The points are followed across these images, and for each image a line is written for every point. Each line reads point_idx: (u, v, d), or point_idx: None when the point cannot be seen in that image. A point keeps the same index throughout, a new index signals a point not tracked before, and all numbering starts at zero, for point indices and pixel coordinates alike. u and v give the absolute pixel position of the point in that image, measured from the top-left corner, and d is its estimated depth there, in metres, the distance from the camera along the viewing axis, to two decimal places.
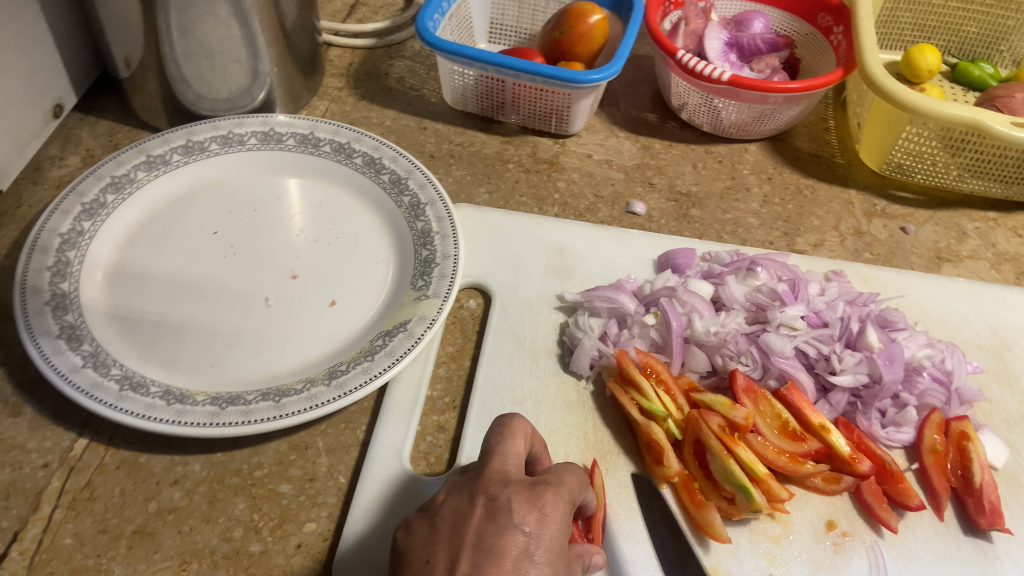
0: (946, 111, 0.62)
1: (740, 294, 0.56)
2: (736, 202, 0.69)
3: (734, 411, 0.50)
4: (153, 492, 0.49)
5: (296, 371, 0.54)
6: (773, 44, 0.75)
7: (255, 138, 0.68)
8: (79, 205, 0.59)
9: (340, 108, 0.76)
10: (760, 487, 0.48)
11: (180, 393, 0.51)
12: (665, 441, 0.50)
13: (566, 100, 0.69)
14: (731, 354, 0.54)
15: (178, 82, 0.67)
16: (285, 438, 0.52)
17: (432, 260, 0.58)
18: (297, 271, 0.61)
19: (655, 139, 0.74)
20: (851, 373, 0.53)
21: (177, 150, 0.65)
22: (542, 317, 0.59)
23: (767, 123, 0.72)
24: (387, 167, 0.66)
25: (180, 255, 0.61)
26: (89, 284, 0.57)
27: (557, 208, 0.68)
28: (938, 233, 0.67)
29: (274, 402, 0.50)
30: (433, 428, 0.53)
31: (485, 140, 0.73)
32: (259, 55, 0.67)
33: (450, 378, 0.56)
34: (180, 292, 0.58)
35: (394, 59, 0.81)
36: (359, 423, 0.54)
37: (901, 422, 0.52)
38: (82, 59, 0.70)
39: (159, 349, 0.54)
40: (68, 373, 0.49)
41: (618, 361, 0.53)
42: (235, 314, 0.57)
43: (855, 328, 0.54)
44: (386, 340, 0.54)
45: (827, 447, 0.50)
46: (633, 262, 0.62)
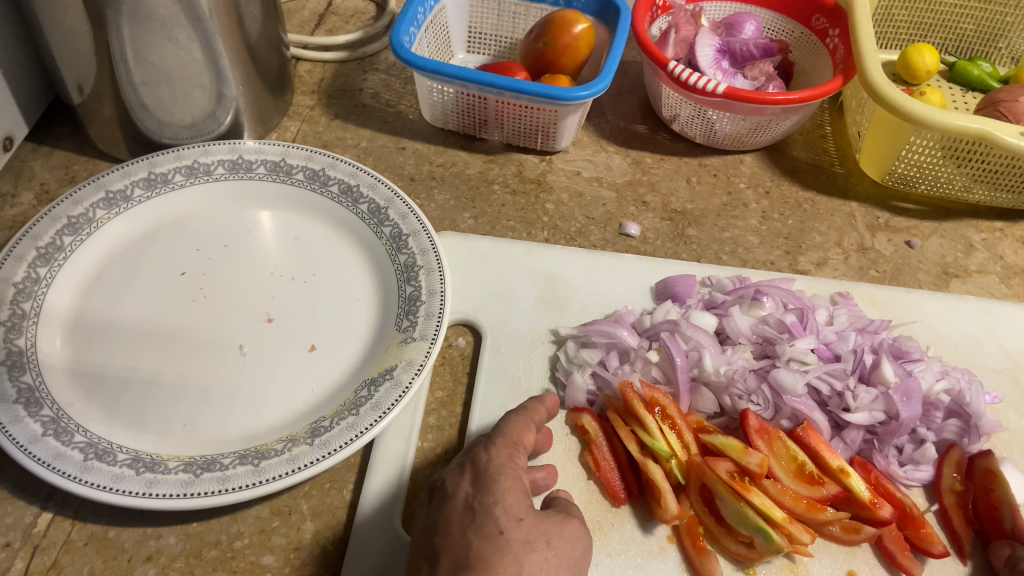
0: (952, 121, 0.59)
1: (746, 327, 0.53)
2: (734, 219, 0.66)
3: (747, 456, 0.47)
4: (125, 571, 0.45)
5: (276, 428, 0.50)
6: (767, 49, 0.71)
7: (222, 167, 0.63)
8: (34, 249, 0.55)
9: (313, 128, 0.71)
10: (778, 532, 0.45)
11: (151, 460, 0.47)
12: (663, 482, 0.47)
13: (552, 116, 0.65)
14: (740, 393, 0.51)
15: (138, 109, 0.62)
16: (266, 503, 0.48)
17: (417, 298, 0.55)
18: (272, 314, 0.57)
19: (646, 152, 0.71)
20: (867, 411, 0.50)
21: (139, 183, 0.61)
22: (536, 354, 0.56)
23: (763, 134, 0.68)
24: (366, 195, 0.61)
25: (145, 300, 0.57)
26: (47, 339, 0.53)
27: (547, 232, 0.64)
28: (944, 247, 0.65)
29: (253, 465, 0.47)
30: (425, 484, 0.50)
31: (467, 160, 0.69)
32: (224, 78, 0.63)
33: (442, 427, 0.53)
34: (146, 342, 0.54)
35: (368, 72, 0.76)
36: (346, 482, 0.50)
37: (920, 459, 0.50)
38: (32, 86, 0.65)
39: (126, 408, 0.50)
40: (27, 444, 0.45)
41: (622, 393, 0.50)
42: (208, 366, 0.53)
43: (868, 361, 0.52)
44: (371, 391, 0.50)
45: (846, 491, 0.47)
46: (630, 291, 0.59)
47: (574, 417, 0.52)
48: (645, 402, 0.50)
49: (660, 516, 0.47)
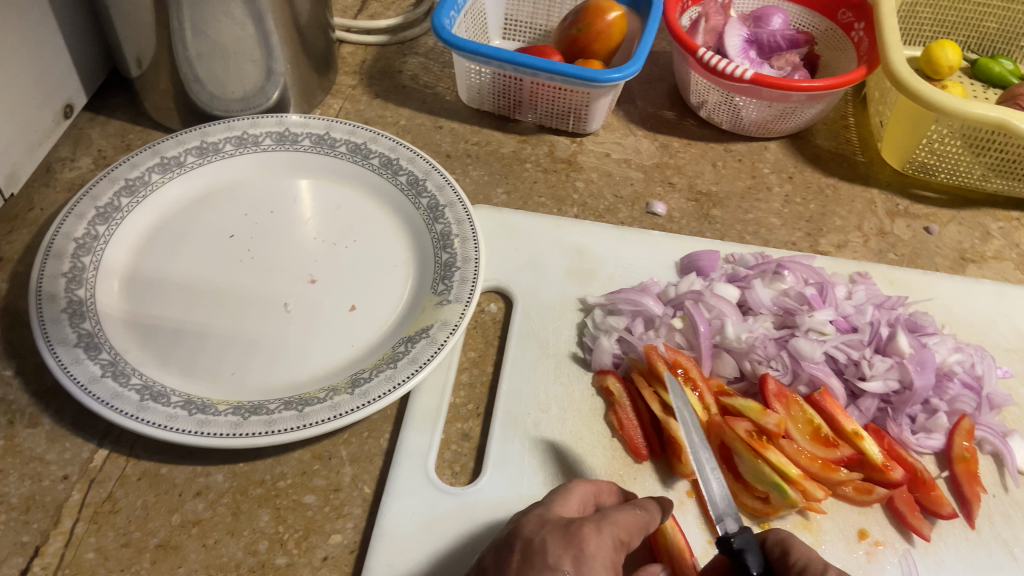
0: (974, 110, 0.61)
1: (767, 298, 0.56)
2: (757, 202, 0.68)
3: (765, 416, 0.49)
4: (176, 504, 0.48)
5: (319, 379, 0.53)
6: (793, 40, 0.74)
7: (270, 139, 0.66)
8: (94, 208, 0.58)
9: (354, 106, 0.74)
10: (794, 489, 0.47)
11: (202, 403, 0.50)
12: (686, 439, 0.49)
13: (585, 99, 0.68)
14: (761, 359, 0.53)
15: (191, 82, 0.66)
16: (307, 448, 0.51)
17: (453, 264, 0.58)
18: (315, 276, 0.60)
19: (673, 137, 0.73)
20: (882, 379, 0.52)
21: (191, 151, 0.64)
22: (564, 320, 0.58)
23: (788, 122, 0.71)
24: (405, 168, 0.64)
25: (196, 259, 0.60)
26: (105, 291, 0.56)
27: (576, 209, 0.67)
28: (962, 234, 0.67)
29: (298, 411, 0.49)
30: (457, 436, 0.53)
31: (501, 139, 0.72)
32: (273, 54, 0.66)
33: (474, 384, 0.55)
34: (197, 298, 0.57)
35: (407, 55, 0.79)
36: (383, 432, 0.53)
37: (932, 428, 0.52)
38: (92, 58, 0.69)
39: (178, 357, 0.54)
40: (88, 384, 0.49)
41: (646, 356, 0.52)
42: (255, 322, 0.57)
43: (884, 333, 0.54)
44: (409, 347, 0.53)
45: (859, 454, 0.50)
46: (656, 265, 0.62)
47: (599, 379, 0.55)
48: (668, 364, 0.52)
49: (680, 470, 0.49)
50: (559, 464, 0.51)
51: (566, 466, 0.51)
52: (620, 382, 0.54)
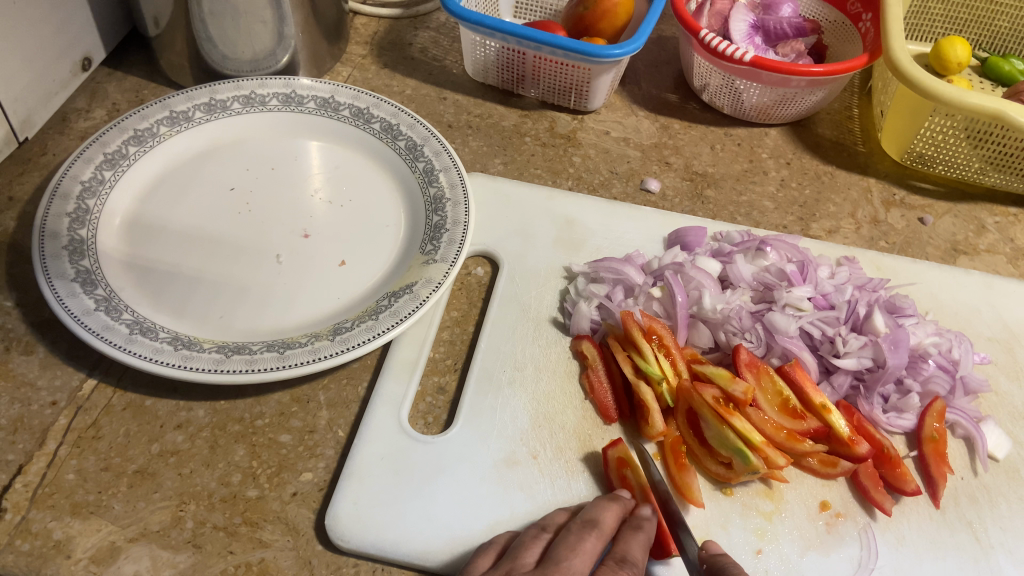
0: (973, 100, 0.61)
1: (748, 274, 0.56)
2: (752, 184, 0.69)
3: (733, 384, 0.50)
4: (157, 435, 0.50)
5: (303, 326, 0.55)
6: (799, 28, 0.74)
7: (276, 100, 0.68)
8: (102, 154, 0.60)
9: (363, 75, 0.76)
10: (756, 456, 0.47)
11: (188, 340, 0.52)
12: (654, 402, 0.50)
13: (586, 75, 0.69)
14: (735, 331, 0.53)
15: (205, 41, 0.68)
16: (287, 390, 0.53)
17: (442, 226, 0.59)
18: (309, 231, 0.61)
19: (674, 119, 0.74)
20: (855, 356, 0.52)
21: (200, 107, 0.66)
22: (548, 286, 0.59)
23: (789, 108, 0.71)
24: (404, 133, 0.66)
25: (197, 209, 0.62)
26: (106, 232, 0.58)
27: (571, 182, 0.68)
28: (956, 226, 0.66)
29: (279, 353, 0.51)
30: (433, 389, 0.54)
31: (503, 113, 0.73)
32: (284, 17, 0.68)
33: (454, 341, 0.57)
34: (194, 245, 0.59)
35: (419, 29, 0.81)
36: (361, 380, 0.54)
37: (903, 408, 0.52)
38: (111, 15, 0.71)
39: (171, 298, 0.55)
40: (81, 315, 0.50)
41: (623, 321, 0.53)
42: (247, 269, 0.58)
43: (862, 312, 0.54)
44: (392, 301, 0.54)
45: (826, 427, 0.50)
46: (643, 239, 0.62)
47: (576, 344, 0.56)
48: (643, 330, 0.53)
49: (646, 432, 0.50)
50: (530, 421, 0.52)
51: (537, 423, 0.52)
52: (595, 347, 0.54)
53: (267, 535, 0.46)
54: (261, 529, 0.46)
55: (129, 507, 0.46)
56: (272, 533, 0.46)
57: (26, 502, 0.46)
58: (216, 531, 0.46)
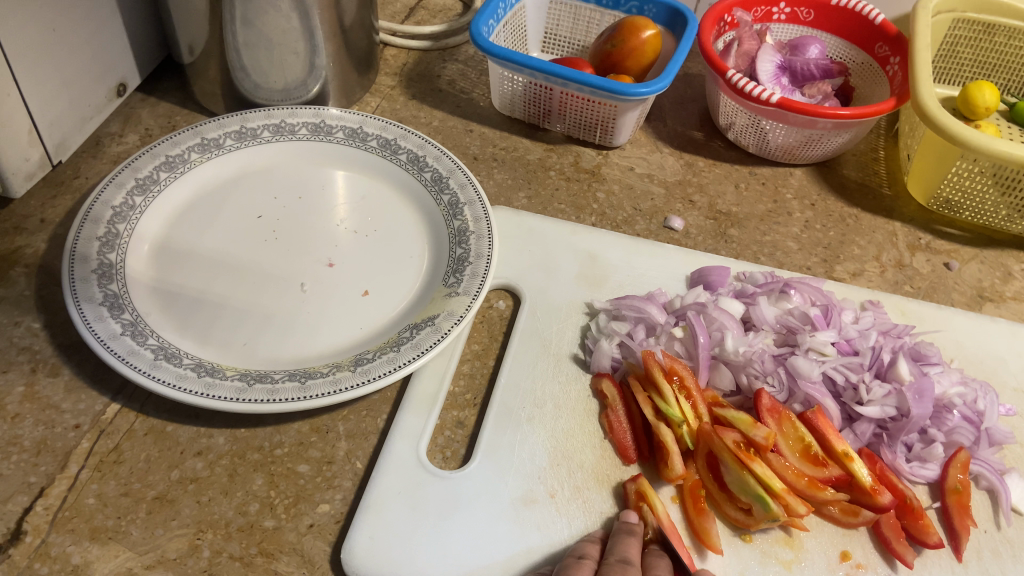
0: (1001, 148, 0.61)
1: (771, 316, 0.56)
2: (776, 225, 0.68)
3: (755, 429, 0.49)
4: (177, 461, 0.50)
5: (325, 355, 0.55)
6: (827, 70, 0.74)
7: (306, 129, 0.69)
8: (133, 179, 0.62)
9: (391, 105, 0.77)
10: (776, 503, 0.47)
11: (211, 367, 0.52)
12: (673, 445, 0.50)
13: (612, 111, 0.69)
14: (757, 374, 0.53)
15: (237, 70, 0.69)
16: (307, 420, 0.53)
17: (466, 258, 0.59)
18: (334, 260, 0.62)
19: (699, 157, 0.74)
20: (879, 405, 0.52)
21: (231, 135, 0.67)
22: (569, 322, 0.59)
23: (814, 149, 0.71)
24: (431, 165, 0.66)
25: (225, 235, 0.63)
26: (135, 257, 0.59)
27: (594, 218, 0.68)
28: (982, 272, 0.66)
29: (300, 383, 0.51)
30: (452, 423, 0.54)
31: (529, 146, 0.74)
32: (317, 48, 0.69)
33: (474, 375, 0.57)
34: (221, 271, 0.60)
35: (447, 62, 0.82)
36: (381, 412, 0.54)
37: (927, 457, 0.51)
38: (148, 42, 0.73)
39: (196, 323, 0.56)
40: (107, 340, 0.51)
41: (644, 361, 0.53)
42: (273, 297, 0.59)
43: (886, 359, 0.54)
44: (413, 333, 0.55)
45: (848, 475, 0.49)
46: (666, 276, 0.62)
47: (596, 382, 0.55)
48: (664, 371, 0.53)
49: (665, 474, 0.50)
50: (548, 459, 0.52)
51: (555, 461, 0.52)
52: (615, 386, 0.54)
53: (282, 566, 0.46)
54: (277, 560, 0.46)
55: (147, 533, 0.47)
56: (287, 564, 0.46)
57: (46, 525, 0.47)
58: (232, 561, 0.46)
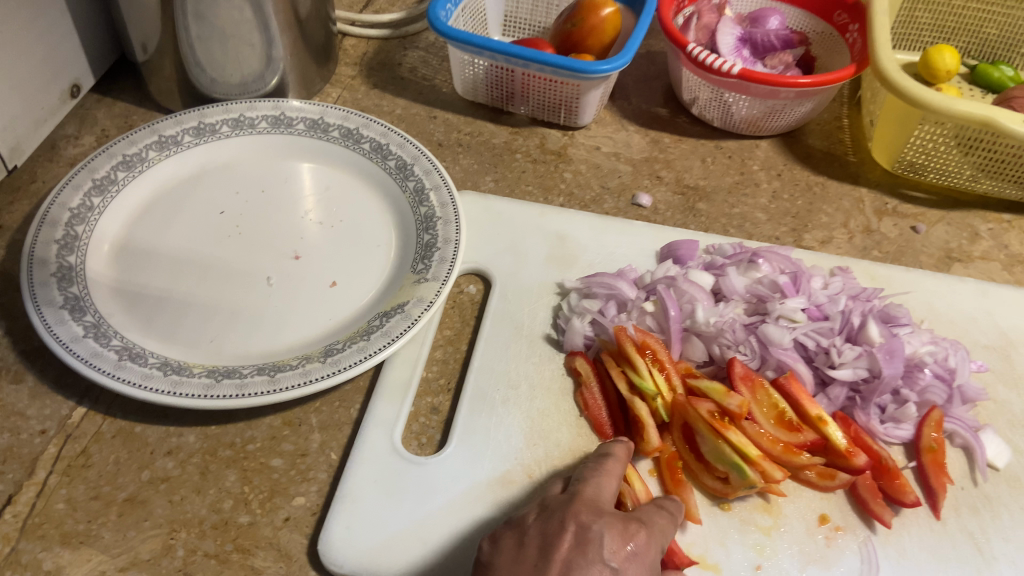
0: (960, 108, 0.61)
1: (740, 285, 0.56)
2: (744, 197, 0.68)
3: (728, 398, 0.49)
4: (147, 461, 0.49)
5: (294, 348, 0.54)
6: (788, 40, 0.74)
7: (265, 122, 0.68)
8: (90, 180, 0.60)
9: (352, 95, 0.76)
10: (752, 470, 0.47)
11: (177, 365, 0.52)
12: (648, 418, 0.50)
13: (575, 91, 0.69)
14: (729, 344, 0.53)
15: (193, 66, 0.68)
16: (279, 414, 0.52)
17: (433, 244, 0.59)
18: (300, 253, 0.61)
19: (665, 133, 0.74)
20: (851, 367, 0.52)
21: (189, 131, 0.66)
22: (540, 303, 0.59)
23: (778, 119, 0.71)
24: (394, 153, 0.66)
25: (187, 232, 0.62)
26: (95, 258, 0.58)
27: (562, 199, 0.68)
28: (949, 233, 0.66)
29: (269, 376, 0.51)
30: (426, 410, 0.53)
31: (493, 130, 0.73)
32: (272, 40, 0.68)
33: (446, 361, 0.56)
34: (185, 269, 0.59)
35: (407, 50, 0.80)
36: (354, 402, 0.54)
37: (901, 418, 0.52)
38: (100, 42, 0.71)
39: (161, 323, 0.55)
40: (69, 342, 0.51)
41: (616, 337, 0.53)
42: (238, 292, 0.58)
43: (855, 322, 0.53)
44: (383, 320, 0.54)
45: (823, 439, 0.49)
46: (636, 253, 0.62)
47: (569, 360, 0.55)
48: (636, 346, 0.53)
49: (641, 447, 0.49)
50: (524, 440, 0.51)
51: (531, 441, 0.51)
52: (588, 363, 0.54)
53: (259, 562, 0.46)
54: (253, 555, 0.46)
55: (119, 536, 0.46)
56: (264, 559, 0.46)
57: (14, 533, 0.46)
58: (207, 559, 0.45)
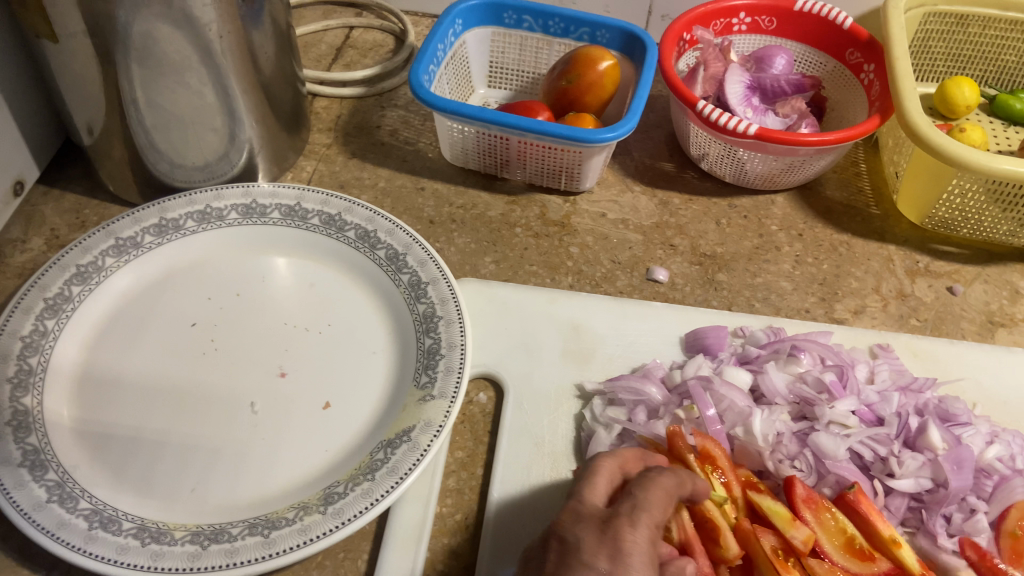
0: (1000, 165, 0.56)
1: (783, 385, 0.51)
2: (765, 263, 0.63)
3: (793, 529, 0.44)
4: None
5: (288, 494, 0.48)
6: (798, 86, 0.69)
7: (236, 212, 0.61)
8: (42, 300, 0.53)
9: (330, 168, 0.69)
10: None
11: (157, 529, 0.45)
12: (722, 522, 0.44)
13: (576, 157, 0.63)
14: (781, 458, 0.48)
15: (149, 151, 0.60)
16: (277, 575, 0.46)
17: (436, 350, 0.53)
18: (286, 368, 0.54)
19: (673, 193, 0.68)
20: (912, 478, 0.47)
21: (150, 230, 0.59)
22: (560, 412, 0.53)
23: (796, 174, 0.66)
24: (383, 242, 0.59)
25: (156, 353, 0.55)
26: (53, 395, 0.51)
27: (571, 277, 0.62)
28: (988, 293, 0.62)
29: (263, 536, 0.44)
30: (445, 554, 0.47)
31: (488, 200, 0.67)
32: (238, 120, 0.61)
33: (462, 490, 0.50)
34: (156, 398, 0.52)
35: (386, 108, 0.74)
36: (361, 551, 0.47)
37: (971, 531, 0.46)
38: (43, 130, 0.64)
39: (134, 471, 0.48)
40: (31, 511, 0.43)
41: (671, 440, 0.48)
42: (219, 423, 0.51)
43: (914, 425, 0.49)
44: (388, 454, 0.48)
45: (897, 567, 0.44)
46: (658, 342, 0.57)
47: None
48: (696, 453, 0.47)
49: (719, 556, 0.43)
50: None
51: None
52: None
53: None
54: None
55: None
56: None
57: None
58: None
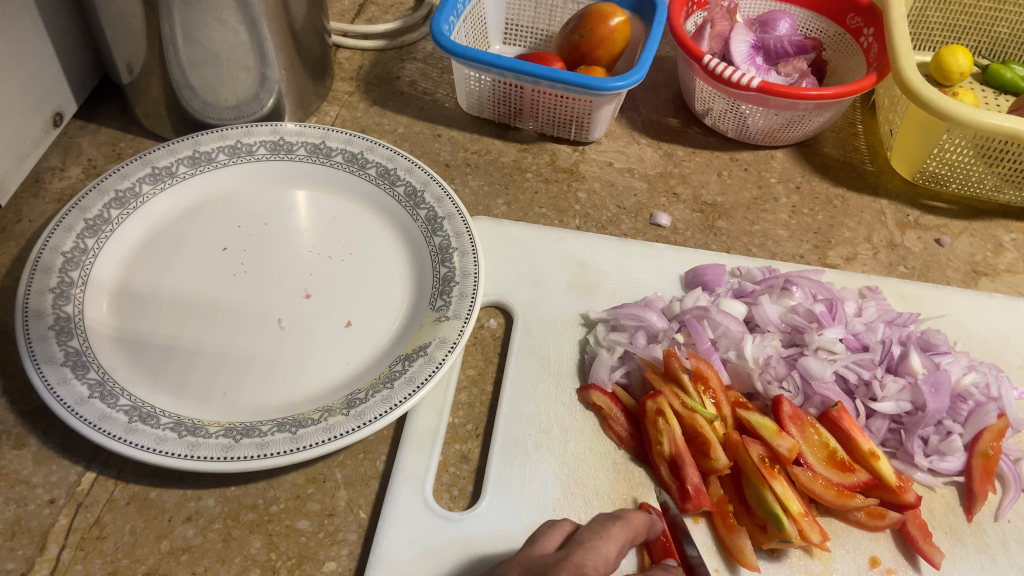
0: (987, 121, 0.59)
1: (775, 315, 0.54)
2: (764, 213, 0.66)
3: (779, 439, 0.47)
4: (166, 530, 0.46)
5: (313, 400, 0.51)
6: (801, 47, 0.72)
7: (264, 148, 0.65)
8: (83, 221, 0.56)
9: (351, 114, 0.73)
10: (794, 526, 0.45)
11: (192, 424, 0.48)
12: (711, 435, 0.48)
13: (587, 107, 0.66)
14: (772, 378, 0.52)
15: (184, 89, 0.64)
16: (301, 470, 0.50)
17: (451, 278, 0.56)
18: (310, 290, 0.58)
19: (677, 146, 0.72)
20: (894, 400, 0.51)
21: (183, 161, 0.62)
22: (566, 337, 0.57)
23: (795, 130, 0.69)
24: (403, 178, 0.63)
25: (189, 273, 0.58)
26: (94, 306, 0.54)
27: (578, 220, 0.65)
28: (974, 245, 0.65)
29: (291, 433, 0.47)
30: (456, 458, 0.51)
31: (501, 147, 0.71)
32: (268, 61, 0.64)
33: (473, 404, 0.54)
34: (190, 313, 0.56)
35: (406, 61, 0.78)
36: (379, 453, 0.51)
37: (945, 450, 0.50)
38: (82, 67, 0.68)
39: (169, 375, 0.52)
40: (74, 405, 0.46)
41: (667, 361, 0.51)
42: (247, 337, 0.55)
43: (896, 352, 0.53)
44: (406, 365, 0.50)
45: (876, 478, 0.48)
46: (659, 278, 0.60)
47: (586, 395, 0.53)
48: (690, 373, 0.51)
49: (709, 466, 0.48)
50: (562, 489, 0.49)
51: (568, 486, 0.49)
52: (609, 396, 0.52)
53: None
54: None
55: None
56: None
57: None
58: None
